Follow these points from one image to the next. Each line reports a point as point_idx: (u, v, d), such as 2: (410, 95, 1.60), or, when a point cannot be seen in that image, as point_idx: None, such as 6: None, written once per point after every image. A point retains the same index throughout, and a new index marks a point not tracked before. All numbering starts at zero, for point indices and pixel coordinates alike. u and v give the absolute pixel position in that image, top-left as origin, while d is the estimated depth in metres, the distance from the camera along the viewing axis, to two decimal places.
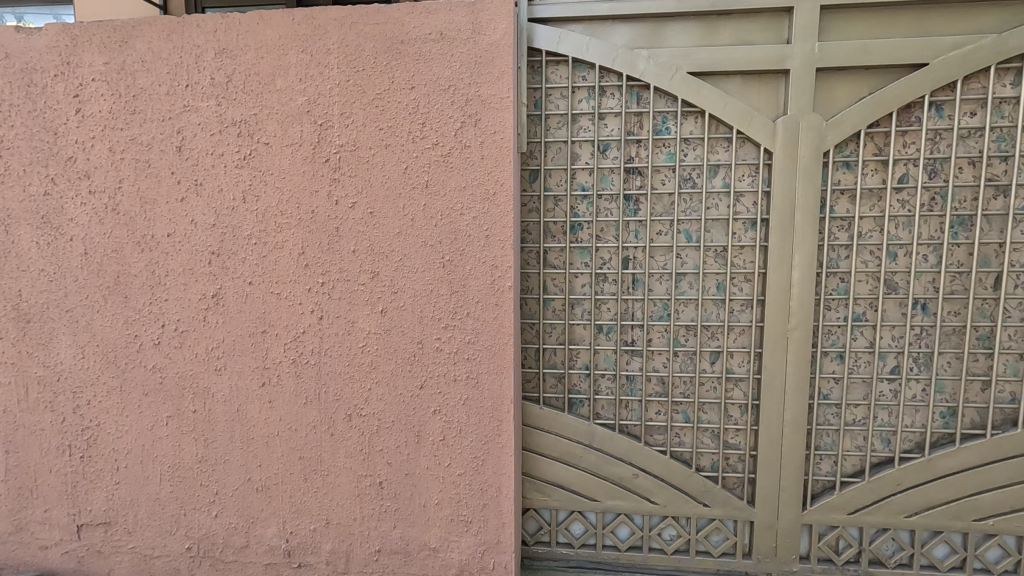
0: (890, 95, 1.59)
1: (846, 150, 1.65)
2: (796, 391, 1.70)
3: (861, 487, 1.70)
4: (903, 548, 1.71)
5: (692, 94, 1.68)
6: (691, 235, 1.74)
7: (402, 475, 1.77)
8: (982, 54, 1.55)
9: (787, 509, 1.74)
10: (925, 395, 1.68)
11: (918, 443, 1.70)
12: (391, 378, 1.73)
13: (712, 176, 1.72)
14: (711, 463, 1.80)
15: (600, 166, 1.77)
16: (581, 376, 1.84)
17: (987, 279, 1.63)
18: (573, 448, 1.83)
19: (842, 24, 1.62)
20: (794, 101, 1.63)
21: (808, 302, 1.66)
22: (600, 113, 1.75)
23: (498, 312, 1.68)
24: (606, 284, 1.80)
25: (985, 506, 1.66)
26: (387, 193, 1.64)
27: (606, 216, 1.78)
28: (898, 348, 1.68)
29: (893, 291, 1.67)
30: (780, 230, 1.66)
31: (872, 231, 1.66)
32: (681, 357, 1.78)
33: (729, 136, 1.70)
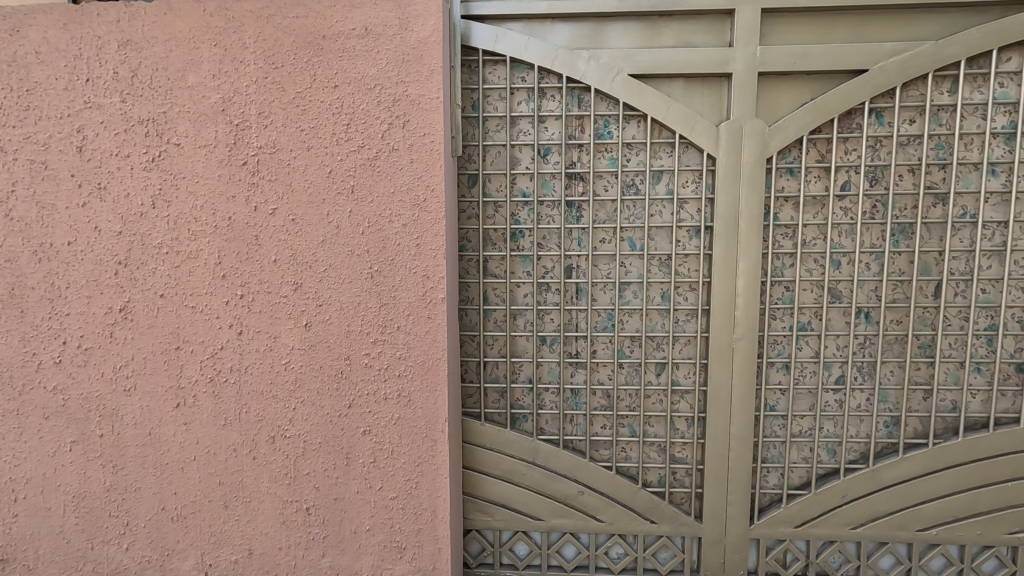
0: (832, 100, 1.60)
1: (789, 156, 1.67)
2: (742, 399, 1.72)
3: (807, 500, 1.75)
4: (849, 560, 1.77)
5: (635, 96, 1.65)
6: (635, 243, 1.74)
7: (330, 499, 1.62)
8: (920, 60, 1.57)
9: (734, 522, 1.77)
10: (869, 404, 1.73)
11: (863, 453, 1.76)
12: (318, 397, 1.59)
13: (655, 182, 1.71)
14: (657, 478, 1.82)
15: (541, 171, 1.72)
16: (524, 390, 1.82)
17: (928, 287, 1.67)
18: (517, 466, 1.82)
19: (783, 29, 1.63)
20: (737, 106, 1.63)
21: (752, 315, 1.69)
22: (540, 115, 1.70)
23: (430, 325, 1.54)
24: (549, 293, 1.78)
25: (929, 516, 1.72)
26: (309, 199, 1.51)
27: (548, 222, 1.74)
28: (843, 358, 1.71)
29: (837, 299, 1.70)
30: (725, 240, 1.67)
31: (816, 240, 1.69)
32: (627, 369, 1.79)
33: (671, 141, 1.68)
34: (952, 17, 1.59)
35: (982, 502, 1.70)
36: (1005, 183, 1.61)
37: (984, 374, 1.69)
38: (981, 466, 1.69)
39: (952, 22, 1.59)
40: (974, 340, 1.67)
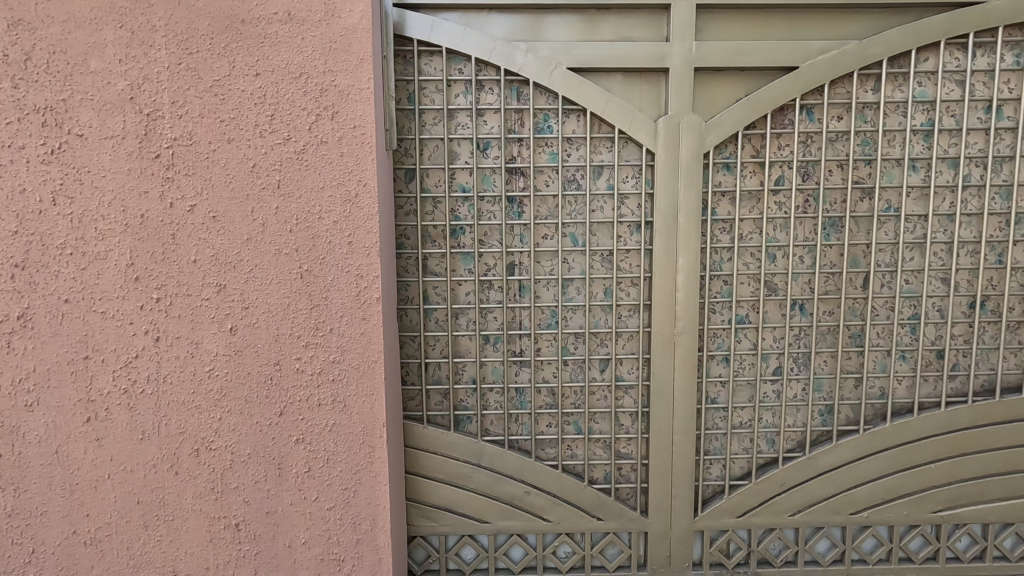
0: (765, 96, 1.62)
1: (725, 152, 1.69)
2: (684, 392, 1.74)
3: (748, 490, 1.78)
4: (788, 547, 1.81)
5: (574, 91, 1.63)
6: (577, 239, 1.72)
7: (262, 513, 1.53)
8: (847, 59, 1.61)
9: (679, 515, 1.78)
10: (805, 394, 1.78)
11: (799, 442, 1.81)
12: (246, 406, 1.49)
13: (596, 177, 1.70)
14: (603, 474, 1.82)
15: (480, 165, 1.68)
16: (467, 391, 1.78)
17: (857, 278, 1.73)
18: (462, 469, 1.77)
19: (718, 26, 1.64)
20: (674, 102, 1.63)
21: (693, 309, 1.70)
22: (478, 109, 1.66)
23: (365, 326, 1.48)
24: (492, 291, 1.74)
25: (860, 500, 1.78)
26: (231, 194, 1.41)
27: (489, 218, 1.70)
28: (779, 349, 1.75)
29: (774, 292, 1.74)
30: (665, 235, 1.67)
31: (752, 234, 1.72)
32: (571, 367, 1.77)
33: (611, 136, 1.67)
34: (875, 18, 1.64)
35: (909, 484, 1.77)
36: (925, 178, 1.69)
37: (908, 361, 1.77)
38: (907, 449, 1.76)
39: (875, 23, 1.65)
40: (899, 330, 1.74)
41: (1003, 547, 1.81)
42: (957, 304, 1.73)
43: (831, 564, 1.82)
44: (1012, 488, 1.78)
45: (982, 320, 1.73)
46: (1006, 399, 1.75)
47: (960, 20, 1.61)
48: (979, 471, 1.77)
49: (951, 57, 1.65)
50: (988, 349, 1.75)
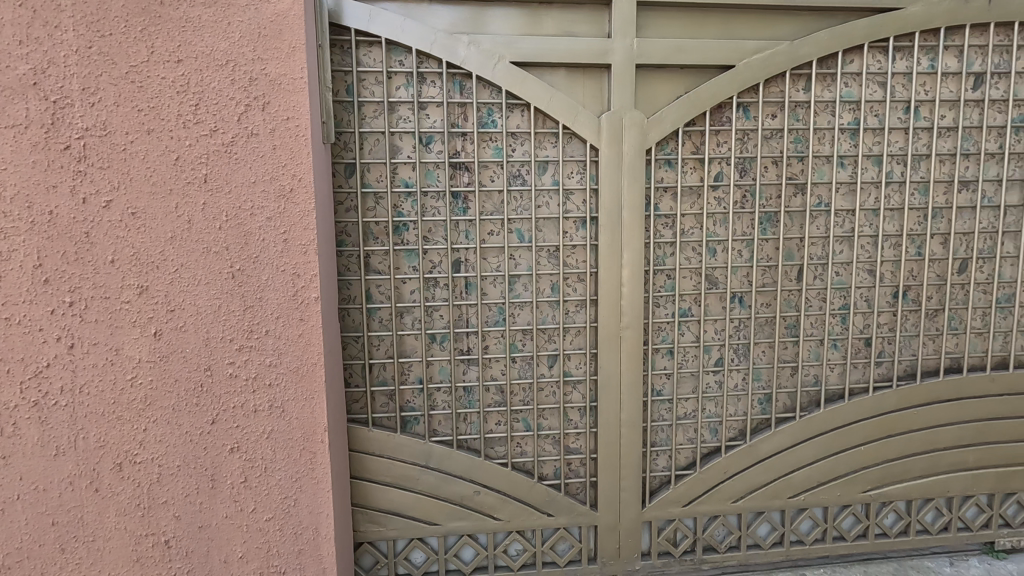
0: (703, 94, 1.66)
1: (666, 148, 1.71)
2: (630, 386, 1.76)
3: (693, 480, 1.82)
4: (731, 532, 1.87)
5: (518, 85, 1.61)
6: (523, 235, 1.71)
7: (193, 528, 1.44)
8: (779, 59, 1.67)
9: (627, 507, 1.80)
10: (745, 383, 1.83)
11: (741, 430, 1.86)
12: (174, 415, 1.39)
13: (541, 173, 1.69)
14: (553, 470, 1.82)
15: (423, 160, 1.64)
16: (414, 391, 1.74)
17: (792, 271, 1.79)
18: (409, 471, 1.73)
19: (658, 23, 1.67)
20: (616, 98, 1.64)
21: (638, 303, 1.72)
22: (420, 102, 1.62)
23: (303, 327, 1.42)
24: (437, 289, 1.70)
25: (797, 483, 1.86)
26: (152, 189, 1.31)
27: (433, 214, 1.67)
28: (720, 341, 1.80)
29: (714, 286, 1.78)
30: (610, 230, 1.68)
31: (693, 229, 1.76)
32: (519, 364, 1.76)
33: (555, 131, 1.67)
34: (805, 20, 1.71)
35: (841, 466, 1.86)
36: (852, 174, 1.77)
37: (839, 349, 1.85)
38: (839, 433, 1.85)
39: (805, 25, 1.71)
40: (830, 319, 1.82)
41: (925, 521, 1.93)
42: (881, 294, 1.83)
43: (771, 546, 1.89)
44: (933, 465, 1.90)
45: (904, 308, 1.84)
46: (926, 382, 1.86)
47: (882, 24, 1.69)
48: (903, 451, 1.88)
49: (874, 59, 1.74)
50: (909, 336, 1.86)
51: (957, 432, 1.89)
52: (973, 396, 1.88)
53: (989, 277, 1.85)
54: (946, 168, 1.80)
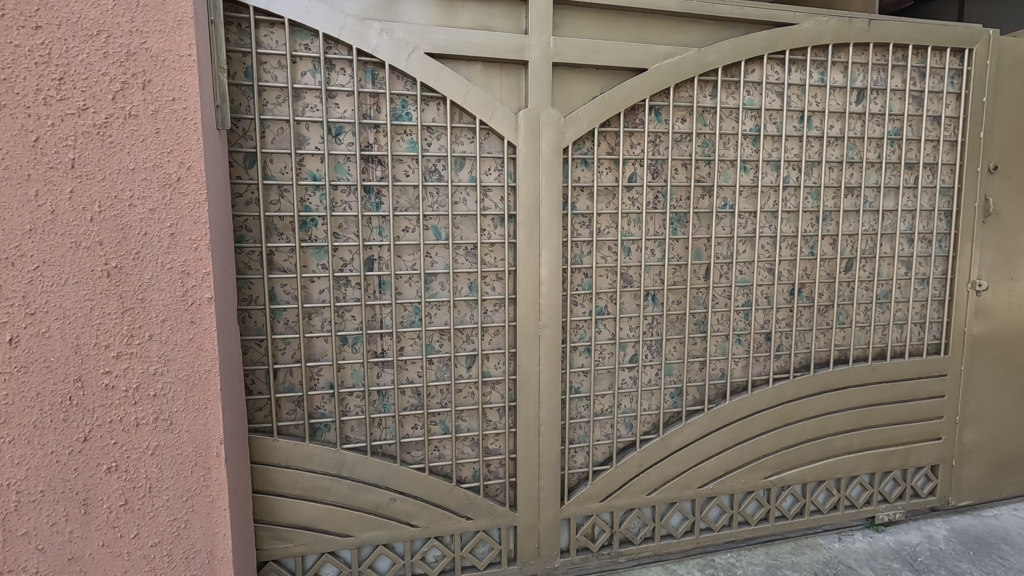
0: (618, 94, 1.69)
1: (583, 148, 1.73)
2: (549, 384, 1.76)
3: (609, 475, 1.85)
4: (646, 524, 1.92)
5: (433, 77, 1.56)
6: (440, 232, 1.66)
7: (61, 562, 1.23)
8: (688, 64, 1.73)
9: (546, 505, 1.81)
10: (657, 378, 1.89)
11: (654, 424, 1.92)
12: (36, 434, 1.18)
13: (458, 169, 1.66)
14: (472, 473, 1.78)
15: (333, 152, 1.55)
16: (324, 397, 1.64)
17: (700, 270, 1.87)
18: (319, 482, 1.63)
19: (573, 23, 1.68)
20: (533, 95, 1.64)
21: (556, 302, 1.73)
22: (328, 90, 1.52)
23: (194, 331, 1.29)
24: (349, 288, 1.62)
25: (706, 473, 1.94)
26: (4, 174, 1.11)
27: (343, 209, 1.58)
28: (635, 338, 1.85)
29: (629, 283, 1.82)
30: (528, 228, 1.68)
31: (609, 227, 1.78)
32: (437, 365, 1.71)
33: (472, 126, 1.63)
34: (711, 29, 1.78)
35: (745, 454, 1.97)
36: (754, 178, 1.87)
37: (743, 343, 1.95)
38: (742, 423, 1.95)
39: (712, 34, 1.79)
40: (734, 316, 1.92)
41: (818, 502, 2.09)
42: (779, 291, 1.95)
43: (683, 535, 1.96)
44: (824, 450, 2.05)
45: (798, 305, 1.97)
46: (819, 372, 2.01)
47: (779, 38, 1.80)
48: (799, 438, 2.02)
49: (773, 70, 1.85)
50: (804, 330, 2.00)
51: (845, 418, 2.05)
52: (858, 384, 2.05)
53: (871, 275, 2.03)
54: (834, 174, 1.95)
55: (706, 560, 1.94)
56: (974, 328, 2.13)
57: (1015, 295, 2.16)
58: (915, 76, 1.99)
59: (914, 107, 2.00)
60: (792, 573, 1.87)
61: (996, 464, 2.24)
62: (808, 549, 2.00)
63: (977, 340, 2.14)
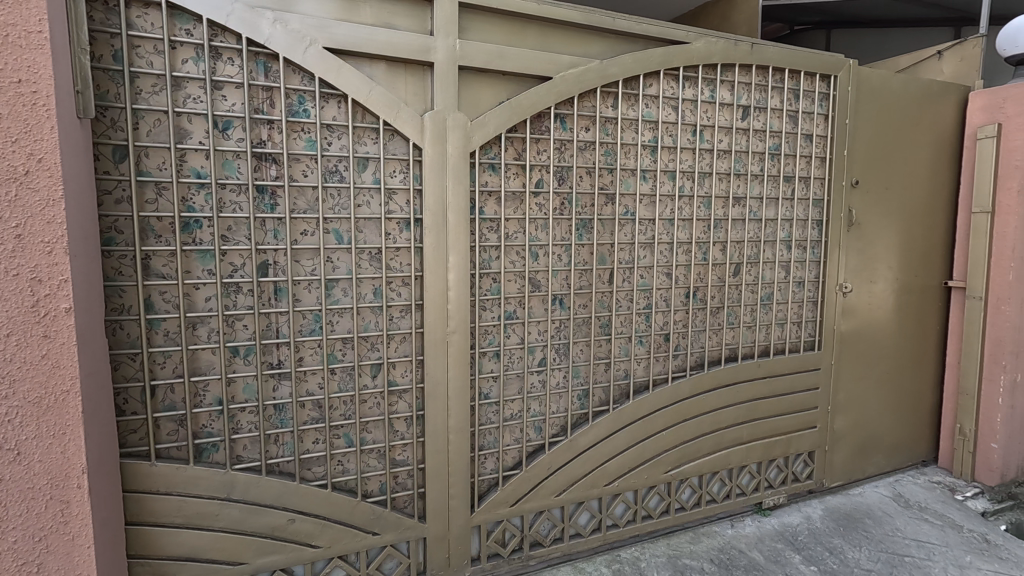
0: (524, 101, 1.70)
1: (490, 153, 1.72)
2: (458, 391, 1.74)
3: (519, 479, 1.86)
4: (555, 525, 1.95)
5: (332, 74, 1.49)
6: (341, 236, 1.58)
7: None
8: (591, 75, 1.79)
9: (456, 513, 1.78)
10: (565, 381, 1.92)
11: (562, 426, 1.95)
12: None
13: (361, 170, 1.59)
14: (379, 486, 1.71)
15: (220, 148, 1.43)
16: (211, 415, 1.50)
17: (605, 274, 1.93)
18: (206, 508, 1.49)
19: (480, 27, 1.67)
20: (439, 98, 1.61)
21: (464, 307, 1.71)
22: (214, 80, 1.41)
23: (48, 347, 1.12)
24: (239, 296, 1.50)
25: (612, 471, 2.00)
26: None
27: (233, 210, 1.46)
28: (543, 342, 1.87)
29: (537, 288, 1.84)
30: (435, 232, 1.65)
31: (517, 233, 1.79)
32: (339, 375, 1.63)
33: (376, 127, 1.58)
34: (612, 42, 1.85)
35: (647, 450, 2.06)
36: (652, 186, 1.96)
37: (645, 344, 2.04)
38: (644, 421, 2.04)
39: (612, 47, 1.86)
40: (636, 318, 2.00)
41: (713, 492, 2.22)
42: (677, 294, 2.06)
43: (591, 533, 2.01)
44: (718, 443, 2.20)
45: (694, 307, 2.09)
46: (712, 370, 2.14)
47: (673, 55, 1.91)
48: (696, 432, 2.14)
49: (668, 85, 1.95)
50: (699, 330, 2.12)
51: (735, 412, 2.21)
52: (746, 380, 2.22)
53: (756, 279, 2.20)
54: (724, 185, 2.09)
55: (612, 556, 2.00)
56: (841, 326, 2.37)
57: (874, 297, 2.44)
58: (791, 98, 2.18)
59: (790, 125, 2.19)
60: (691, 561, 1.97)
61: (861, 447, 2.51)
62: (705, 537, 2.12)
63: (844, 337, 2.39)
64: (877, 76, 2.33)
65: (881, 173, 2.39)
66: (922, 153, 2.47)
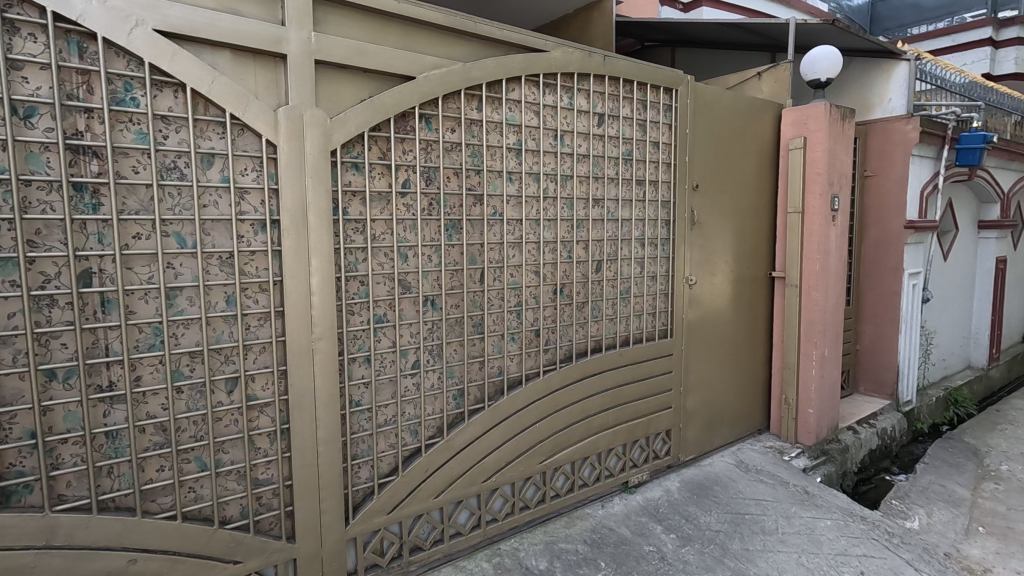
0: (387, 100, 1.67)
1: (353, 151, 1.66)
2: (327, 400, 1.66)
3: (395, 485, 1.82)
4: (435, 527, 1.94)
5: (166, 59, 1.35)
6: (184, 240, 1.44)
7: None
8: (454, 77, 1.81)
9: (329, 530, 1.69)
10: (440, 382, 1.92)
11: (438, 427, 1.94)
12: None
13: (206, 167, 1.46)
14: (239, 510, 1.58)
15: (22, 139, 1.23)
16: (22, 450, 1.28)
17: (475, 274, 1.96)
18: (18, 561, 1.27)
19: (337, 20, 1.61)
20: (294, 92, 1.53)
21: (330, 312, 1.63)
22: (10, 60, 1.20)
23: None
24: (56, 310, 1.30)
25: (489, 467, 2.04)
26: None
27: (42, 211, 1.26)
28: (416, 344, 1.85)
29: (407, 290, 1.81)
30: (294, 234, 1.55)
31: (384, 234, 1.75)
32: (187, 394, 1.48)
33: (221, 120, 1.45)
34: (474, 46, 1.89)
35: (522, 443, 2.13)
36: (518, 188, 2.03)
37: (517, 341, 2.10)
38: (518, 415, 2.10)
39: (474, 51, 1.89)
40: (507, 316, 2.05)
41: (585, 476, 2.35)
42: (545, 291, 2.16)
43: (471, 531, 2.03)
44: (587, 429, 2.33)
45: (561, 303, 2.20)
46: (579, 361, 2.27)
47: (533, 62, 2.00)
48: (567, 421, 2.26)
49: (530, 91, 2.03)
50: (566, 325, 2.24)
51: (601, 399, 2.36)
52: (610, 368, 2.38)
53: (615, 275, 2.37)
54: (584, 187, 2.22)
55: (493, 550, 2.03)
56: (689, 314, 2.64)
57: (714, 288, 2.75)
58: (640, 107, 2.38)
59: (641, 132, 2.39)
60: (566, 545, 2.07)
61: (709, 422, 2.81)
62: (579, 520, 2.24)
63: (692, 324, 2.66)
64: (710, 92, 2.63)
65: (716, 178, 2.69)
66: (748, 161, 2.83)
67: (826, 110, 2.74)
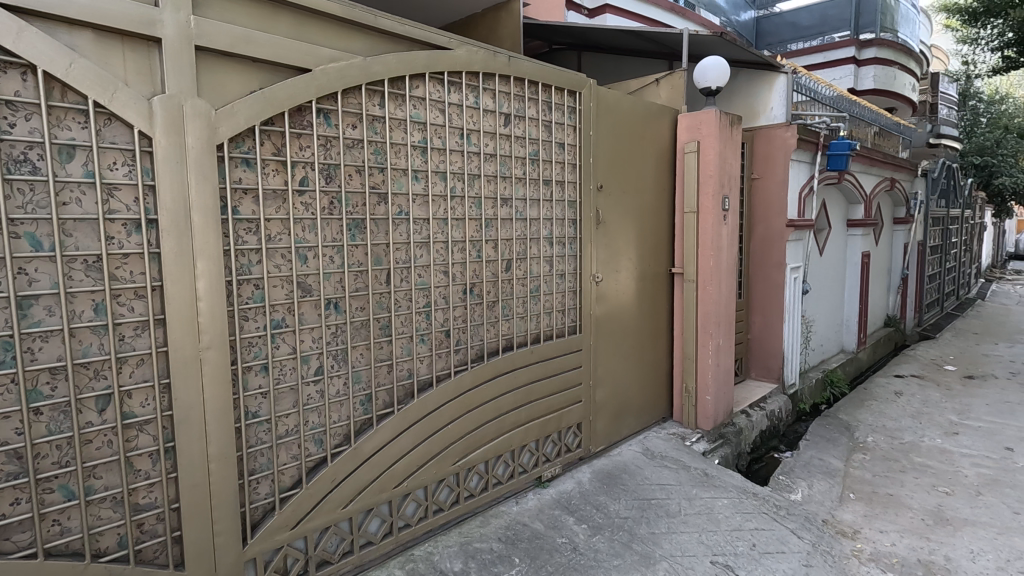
0: (279, 92, 1.58)
1: (242, 146, 1.55)
2: (218, 414, 1.54)
3: (299, 498, 1.73)
4: (344, 539, 1.86)
5: (10, 37, 1.19)
6: (39, 241, 1.28)
7: None
8: (354, 71, 1.74)
9: (224, 552, 1.57)
10: (345, 388, 1.84)
11: (345, 435, 1.86)
12: None
13: (65, 161, 1.30)
14: (116, 540, 1.43)
15: None
16: None
17: (381, 275, 1.90)
18: None
19: (220, 4, 1.49)
20: (171, 80, 1.40)
21: (220, 319, 1.51)
22: None
23: None
24: None
25: (401, 471, 1.99)
26: None
27: None
28: (318, 349, 1.76)
29: (308, 292, 1.72)
30: (175, 234, 1.42)
31: (281, 234, 1.65)
32: (48, 415, 1.31)
33: (83, 108, 1.30)
34: (374, 40, 1.83)
35: (434, 446, 2.10)
36: (424, 186, 1.99)
37: (427, 342, 2.07)
38: (430, 417, 2.07)
39: (375, 45, 1.84)
40: (416, 317, 2.01)
41: (498, 474, 2.37)
42: (455, 291, 2.14)
43: (383, 539, 1.97)
44: (500, 428, 2.35)
45: (471, 302, 2.20)
46: (491, 360, 2.28)
47: (436, 59, 1.97)
48: (479, 421, 2.26)
49: (434, 88, 2.00)
50: (476, 324, 2.23)
51: (513, 397, 2.39)
52: (521, 366, 2.41)
53: (525, 273, 2.40)
54: (492, 187, 2.23)
55: (406, 556, 1.99)
56: (597, 310, 2.74)
57: (619, 285, 2.86)
58: (545, 109, 2.43)
59: (547, 133, 2.44)
60: (481, 544, 2.07)
61: (617, 414, 2.93)
62: (493, 518, 2.24)
63: (599, 320, 2.76)
64: (612, 96, 2.73)
65: (619, 179, 2.80)
66: (648, 163, 2.98)
67: (716, 117, 2.94)
